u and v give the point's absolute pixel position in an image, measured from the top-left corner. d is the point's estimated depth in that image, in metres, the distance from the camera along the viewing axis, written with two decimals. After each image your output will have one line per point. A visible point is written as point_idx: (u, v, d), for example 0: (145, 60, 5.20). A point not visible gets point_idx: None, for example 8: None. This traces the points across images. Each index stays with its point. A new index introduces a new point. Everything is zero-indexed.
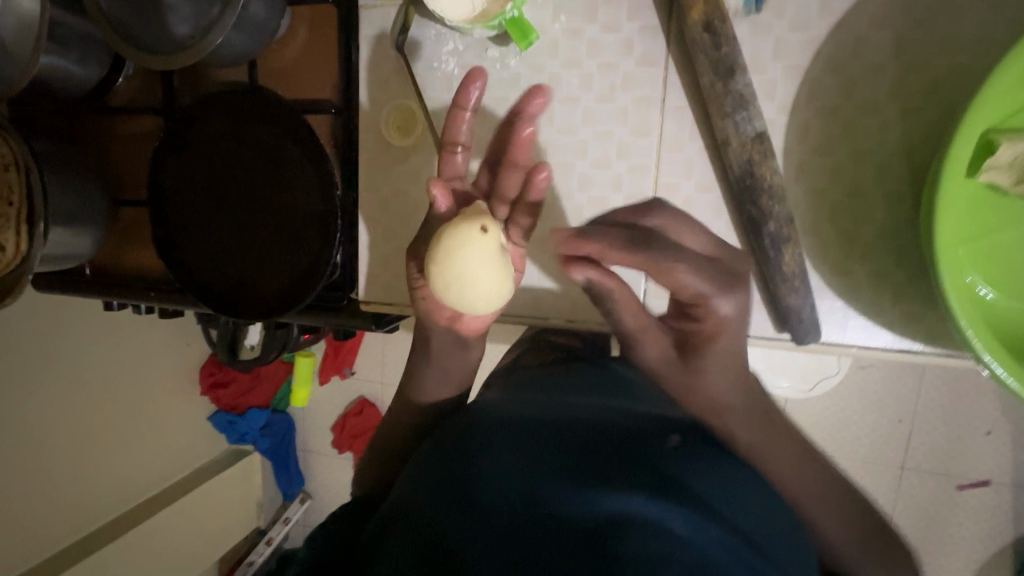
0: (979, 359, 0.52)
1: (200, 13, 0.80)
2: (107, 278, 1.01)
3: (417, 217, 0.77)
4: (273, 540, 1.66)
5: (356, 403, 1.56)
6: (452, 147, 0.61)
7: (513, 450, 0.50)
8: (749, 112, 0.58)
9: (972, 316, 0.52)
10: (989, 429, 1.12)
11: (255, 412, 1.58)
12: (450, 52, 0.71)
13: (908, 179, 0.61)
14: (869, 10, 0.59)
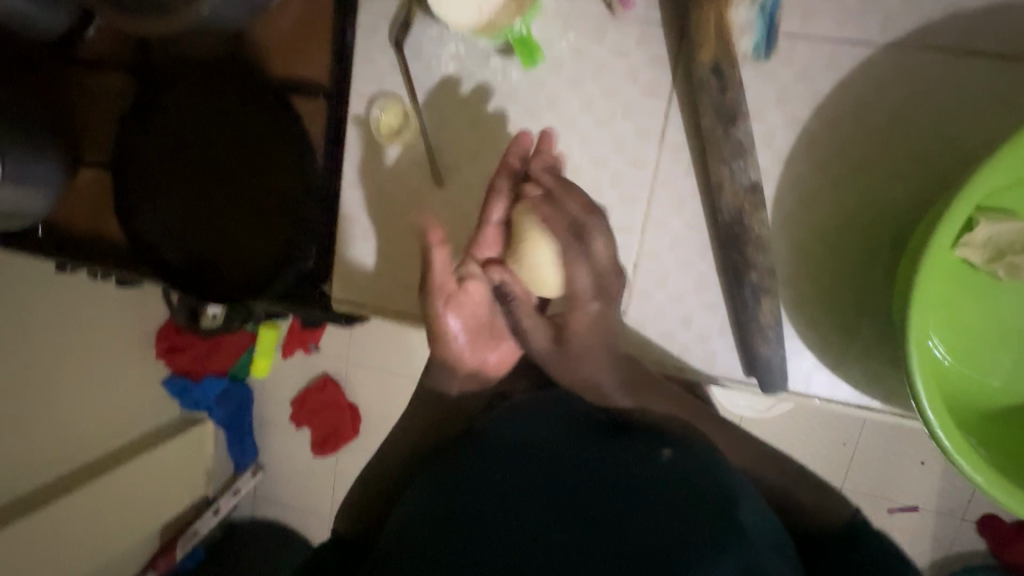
0: (931, 434, 0.53)
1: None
2: (62, 242, 0.94)
3: (399, 220, 0.74)
4: (222, 508, 1.62)
5: (318, 378, 1.52)
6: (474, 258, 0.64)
7: (528, 512, 0.53)
8: (746, 162, 0.58)
9: (934, 392, 0.54)
10: (924, 458, 1.17)
11: (212, 382, 1.52)
12: (450, 56, 0.68)
13: (892, 243, 0.61)
14: (872, 73, 0.59)
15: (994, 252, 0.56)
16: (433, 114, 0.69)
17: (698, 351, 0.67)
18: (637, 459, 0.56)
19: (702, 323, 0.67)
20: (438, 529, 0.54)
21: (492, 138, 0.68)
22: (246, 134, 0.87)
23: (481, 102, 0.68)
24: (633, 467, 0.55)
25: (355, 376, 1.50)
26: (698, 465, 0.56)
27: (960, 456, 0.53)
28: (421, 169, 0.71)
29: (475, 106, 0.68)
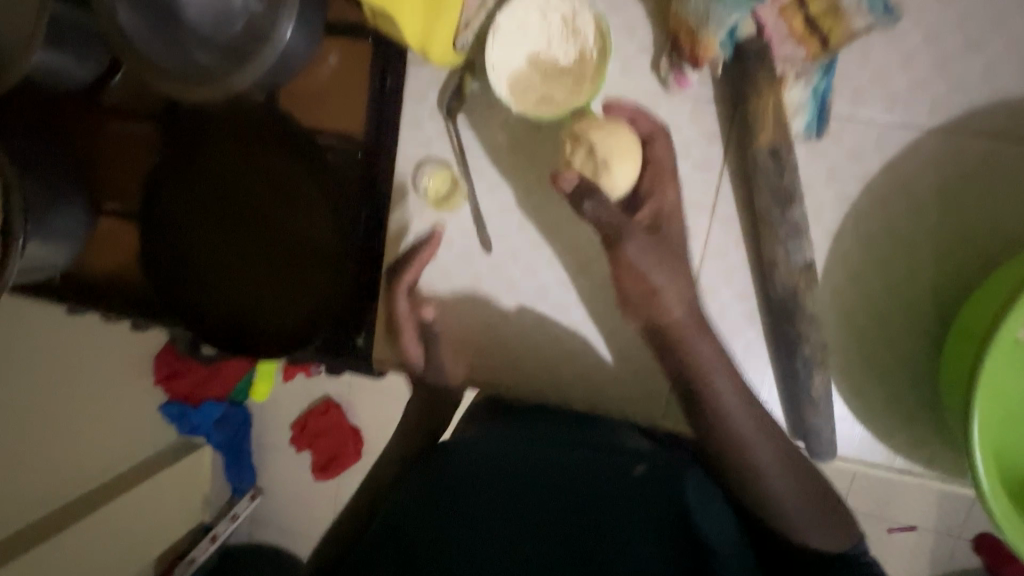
0: (980, 500, 0.53)
1: (227, 42, 0.72)
2: (87, 291, 0.92)
3: (445, 281, 0.73)
4: (219, 537, 1.30)
5: (320, 401, 1.23)
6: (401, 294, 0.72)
7: (490, 513, 0.53)
8: (801, 242, 0.59)
9: (988, 457, 0.53)
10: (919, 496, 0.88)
11: (210, 406, 1.21)
12: (501, 125, 0.68)
13: (936, 316, 0.63)
14: (919, 154, 0.61)
15: None
16: (482, 182, 0.69)
17: None
18: (610, 469, 0.55)
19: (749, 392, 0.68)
20: (408, 512, 0.55)
21: (542, 205, 0.68)
22: (278, 186, 0.85)
23: (531, 171, 0.68)
24: (608, 484, 0.53)
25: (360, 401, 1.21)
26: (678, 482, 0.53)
27: (1009, 528, 0.52)
28: (470, 232, 0.71)
29: (525, 174, 0.68)
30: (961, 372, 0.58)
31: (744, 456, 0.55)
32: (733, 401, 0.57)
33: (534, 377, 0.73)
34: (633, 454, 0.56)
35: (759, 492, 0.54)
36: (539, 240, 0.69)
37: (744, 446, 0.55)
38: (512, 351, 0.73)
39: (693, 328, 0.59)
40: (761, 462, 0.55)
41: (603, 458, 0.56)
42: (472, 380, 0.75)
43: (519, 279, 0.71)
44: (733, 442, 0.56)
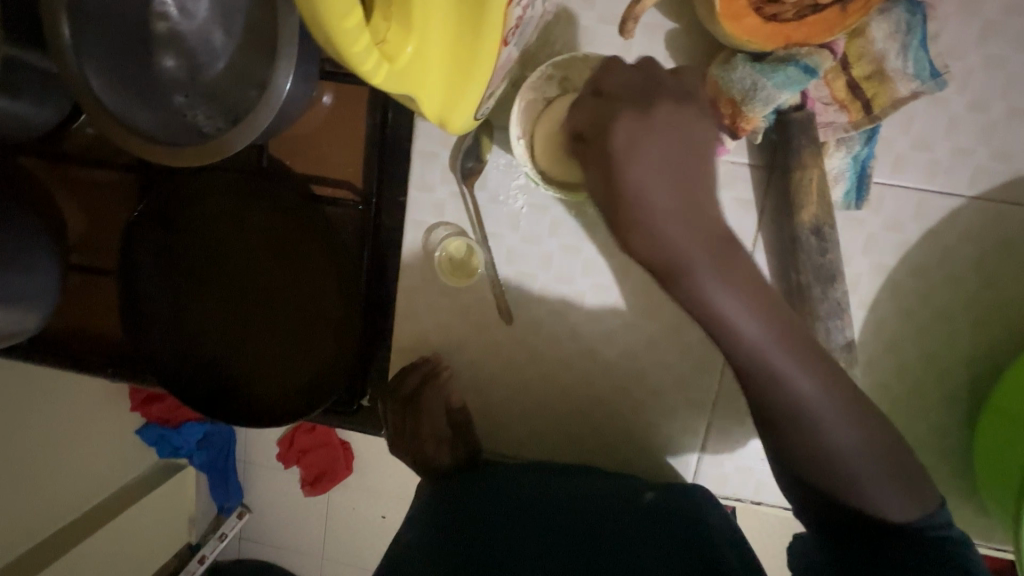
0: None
1: (225, 98, 0.65)
2: (60, 350, 0.83)
3: (459, 352, 0.68)
4: (208, 558, 1.35)
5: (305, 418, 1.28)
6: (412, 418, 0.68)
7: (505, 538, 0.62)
8: (842, 321, 0.57)
9: None
10: None
11: (190, 427, 1.24)
12: (520, 188, 0.63)
13: (969, 385, 0.62)
14: (959, 223, 0.59)
15: None
16: (499, 249, 0.64)
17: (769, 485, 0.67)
18: (616, 491, 0.63)
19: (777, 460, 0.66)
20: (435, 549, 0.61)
21: (565, 273, 0.64)
22: (272, 240, 0.78)
23: (552, 237, 0.63)
24: (617, 504, 0.62)
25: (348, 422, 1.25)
26: (680, 499, 0.61)
27: None
28: (486, 301, 0.66)
29: (546, 240, 0.64)
30: (1005, 453, 0.56)
31: (818, 445, 0.46)
32: (813, 388, 0.46)
33: (555, 448, 0.70)
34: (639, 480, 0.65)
35: (820, 465, 0.47)
36: (562, 310, 0.65)
37: (804, 416, 0.46)
38: (533, 423, 0.69)
39: (773, 345, 0.45)
40: (837, 447, 0.46)
41: (610, 486, 0.63)
42: (492, 451, 0.71)
43: (540, 349, 0.67)
44: (799, 416, 0.46)
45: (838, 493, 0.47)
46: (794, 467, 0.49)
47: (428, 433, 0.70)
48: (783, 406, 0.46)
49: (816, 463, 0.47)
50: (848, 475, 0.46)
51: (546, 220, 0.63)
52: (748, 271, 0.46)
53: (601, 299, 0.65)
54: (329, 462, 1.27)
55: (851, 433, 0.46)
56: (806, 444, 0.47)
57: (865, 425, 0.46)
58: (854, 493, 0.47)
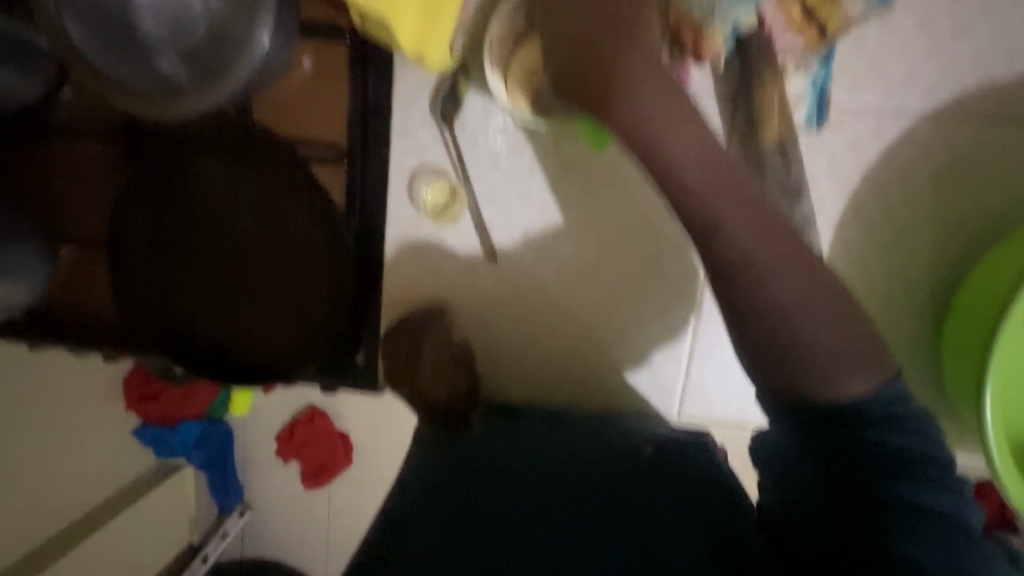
0: (978, 430, 0.55)
1: (193, 49, 0.67)
2: (56, 325, 0.85)
3: (449, 295, 0.70)
4: (212, 557, 1.31)
5: None
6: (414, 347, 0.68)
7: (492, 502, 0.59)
8: (810, 236, 0.60)
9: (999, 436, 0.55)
10: None
11: (188, 426, 1.09)
12: (498, 129, 0.65)
13: (934, 297, 0.65)
14: (915, 141, 0.62)
15: None
16: (482, 189, 0.67)
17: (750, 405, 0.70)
18: (619, 450, 0.63)
19: None
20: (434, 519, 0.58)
21: (546, 210, 0.67)
22: (260, 208, 0.80)
23: (533, 175, 0.66)
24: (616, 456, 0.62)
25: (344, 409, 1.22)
26: (677, 463, 0.60)
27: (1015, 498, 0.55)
28: (473, 243, 0.68)
29: (527, 179, 0.66)
30: (966, 338, 0.60)
31: (764, 296, 0.41)
32: (791, 287, 0.41)
33: (545, 384, 0.72)
34: (640, 437, 0.65)
35: (794, 364, 0.41)
36: (546, 248, 0.68)
37: (789, 314, 0.40)
38: (522, 361, 0.72)
39: (755, 241, 0.41)
40: (782, 298, 0.41)
41: (612, 445, 0.64)
42: (484, 391, 0.73)
43: (527, 288, 0.69)
44: (780, 315, 0.41)
45: (811, 392, 0.41)
46: (766, 370, 0.42)
47: (426, 372, 0.69)
48: (763, 319, 0.41)
49: (795, 361, 0.41)
50: (830, 364, 0.41)
51: (526, 159, 0.65)
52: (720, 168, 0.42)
53: (581, 232, 0.67)
54: (328, 456, 1.10)
55: (791, 279, 0.41)
56: (752, 303, 0.41)
57: (808, 276, 0.41)
58: (806, 372, 0.41)
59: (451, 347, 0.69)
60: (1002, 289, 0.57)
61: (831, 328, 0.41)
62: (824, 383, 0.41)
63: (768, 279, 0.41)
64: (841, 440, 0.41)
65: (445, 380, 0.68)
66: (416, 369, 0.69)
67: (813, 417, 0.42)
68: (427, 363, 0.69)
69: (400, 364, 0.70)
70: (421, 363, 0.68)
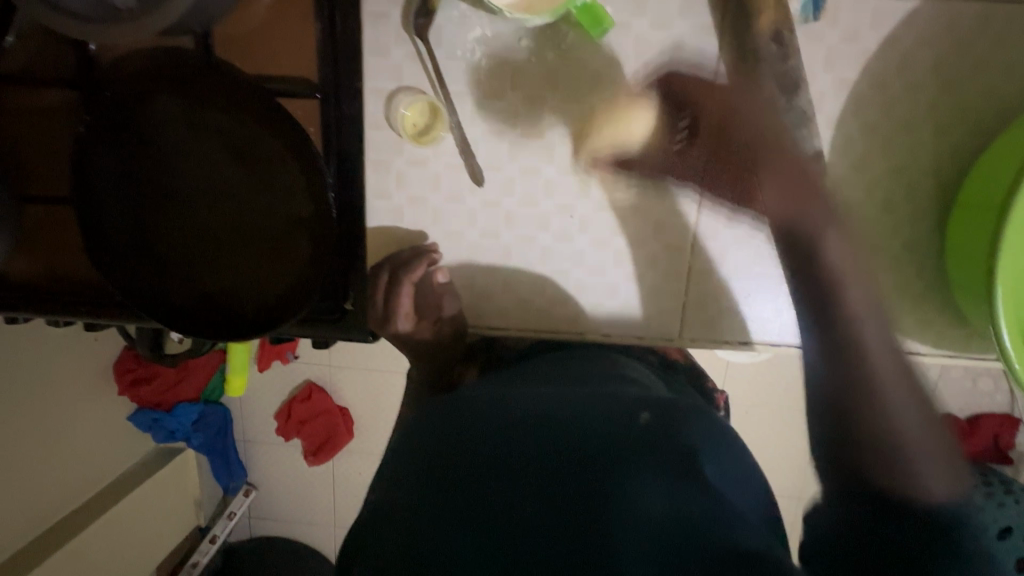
0: (992, 325, 0.53)
1: None
2: (7, 293, 0.78)
3: (437, 225, 0.67)
4: (219, 538, 1.30)
5: (303, 387, 1.22)
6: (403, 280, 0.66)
7: (464, 490, 0.50)
8: (810, 131, 0.57)
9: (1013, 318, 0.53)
10: None
11: (184, 408, 1.20)
12: (477, 40, 0.61)
13: (936, 194, 0.63)
14: (916, 27, 0.59)
15: None
16: (463, 107, 0.63)
17: (753, 321, 0.68)
18: (619, 406, 0.54)
19: (758, 295, 0.67)
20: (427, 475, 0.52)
21: (533, 126, 0.63)
22: (232, 146, 0.74)
23: (517, 89, 0.62)
24: (611, 413, 0.53)
25: (341, 377, 1.20)
26: (676, 421, 0.53)
27: None
28: (457, 166, 0.65)
29: (511, 93, 0.63)
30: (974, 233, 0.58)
31: (855, 336, 0.47)
32: (877, 342, 0.48)
33: (543, 314, 0.70)
34: (641, 399, 0.55)
35: (878, 422, 0.45)
36: (535, 167, 0.65)
37: (876, 375, 0.46)
38: (516, 291, 0.69)
39: (856, 295, 0.49)
40: (866, 346, 0.47)
41: (608, 398, 0.55)
42: (478, 325, 0.71)
43: (517, 213, 0.66)
44: (869, 386, 0.46)
45: (891, 472, 0.44)
46: (856, 420, 0.45)
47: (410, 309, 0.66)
48: (854, 365, 0.46)
49: (874, 427, 0.44)
50: (912, 442, 0.44)
51: (509, 70, 0.62)
52: (803, 186, 0.53)
53: (570, 149, 0.64)
54: (330, 429, 1.21)
55: (875, 330, 0.48)
56: (845, 336, 0.48)
57: (888, 333, 0.49)
58: (882, 424, 0.44)
59: (431, 285, 0.68)
60: (1008, 176, 0.54)
61: (908, 400, 0.46)
62: (900, 455, 0.44)
63: (857, 306, 0.48)
64: (890, 505, 0.44)
65: (429, 318, 0.68)
66: (391, 309, 0.65)
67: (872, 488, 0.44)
68: (408, 302, 0.66)
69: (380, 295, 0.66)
70: (398, 303, 0.65)
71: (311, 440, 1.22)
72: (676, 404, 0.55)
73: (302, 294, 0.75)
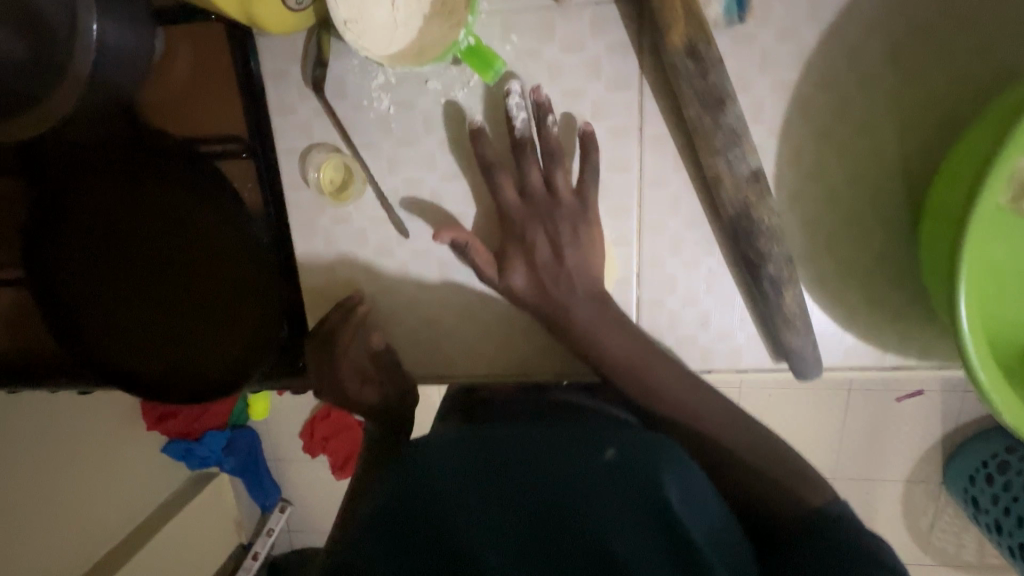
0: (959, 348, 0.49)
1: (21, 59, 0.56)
2: None
3: (371, 280, 0.65)
4: (260, 554, 1.33)
5: (320, 406, 1.22)
6: (335, 344, 0.62)
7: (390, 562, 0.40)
8: (743, 149, 0.51)
9: (977, 334, 0.49)
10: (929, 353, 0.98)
11: (213, 436, 1.21)
12: (381, 87, 0.58)
13: (905, 196, 0.56)
14: (859, 15, 0.52)
15: (1021, 188, 0.52)
16: (379, 158, 0.60)
17: (720, 348, 0.63)
18: (574, 448, 0.44)
19: (721, 320, 0.62)
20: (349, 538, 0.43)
21: (454, 169, 0.60)
22: (175, 210, 0.70)
23: (429, 132, 0.59)
24: (567, 452, 0.43)
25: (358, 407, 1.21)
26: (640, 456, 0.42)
27: (995, 399, 0.50)
28: (383, 219, 0.62)
29: (425, 137, 0.59)
30: (938, 245, 0.52)
31: (668, 400, 0.56)
32: (690, 397, 0.56)
33: (492, 358, 0.67)
34: (601, 436, 0.45)
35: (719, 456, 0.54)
36: (461, 212, 0.61)
37: (698, 425, 0.55)
38: (461, 337, 0.67)
39: (671, 378, 0.56)
40: (684, 402, 0.55)
41: (565, 434, 0.46)
42: (427, 376, 0.68)
43: (451, 258, 0.63)
44: (691, 426, 0.55)
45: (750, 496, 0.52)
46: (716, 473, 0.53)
47: (349, 377, 0.62)
48: (682, 414, 0.55)
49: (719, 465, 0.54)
50: (756, 470, 0.52)
51: (419, 114, 0.58)
52: None
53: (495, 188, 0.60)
54: (351, 444, 1.21)
55: (670, 376, 0.56)
56: (666, 402, 0.56)
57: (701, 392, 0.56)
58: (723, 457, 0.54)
59: (367, 344, 0.63)
60: (966, 182, 0.49)
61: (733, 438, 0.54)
62: (757, 490, 0.52)
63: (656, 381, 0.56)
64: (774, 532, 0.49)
65: (373, 383, 0.63)
66: (331, 380, 0.62)
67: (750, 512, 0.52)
68: (349, 368, 0.62)
69: (315, 361, 0.62)
70: (337, 371, 0.62)
71: (337, 459, 1.22)
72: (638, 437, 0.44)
73: (256, 354, 0.71)
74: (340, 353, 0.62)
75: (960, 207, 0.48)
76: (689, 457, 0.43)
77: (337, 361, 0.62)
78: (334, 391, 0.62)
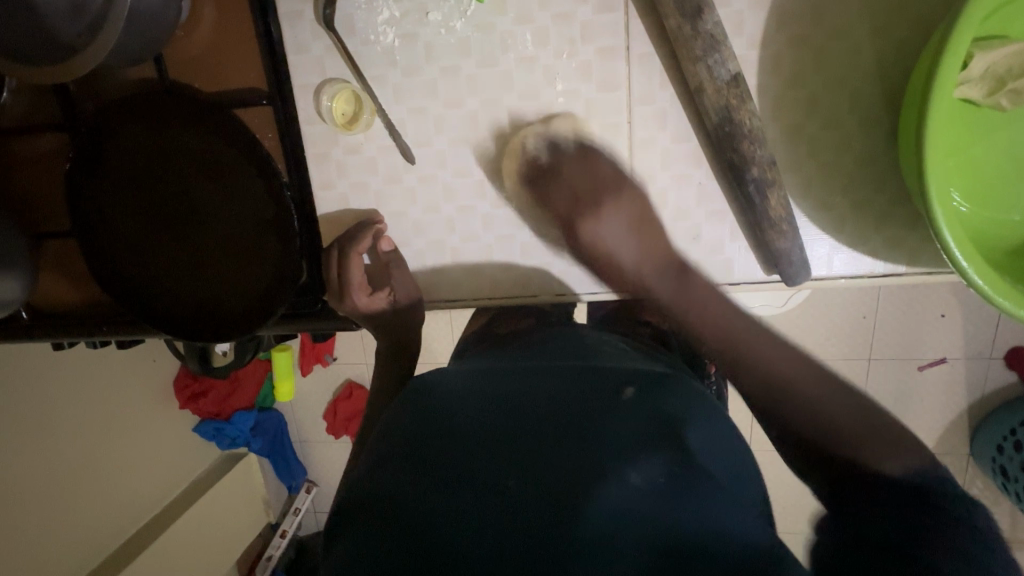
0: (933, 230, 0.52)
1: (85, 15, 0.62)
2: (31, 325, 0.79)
3: (383, 208, 0.71)
4: (288, 531, 1.42)
5: (344, 387, 1.30)
6: (354, 252, 0.69)
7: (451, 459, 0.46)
8: (722, 54, 0.55)
9: (953, 222, 0.51)
10: (943, 310, 1.03)
11: (241, 416, 1.30)
12: (386, 22, 0.63)
13: (884, 101, 0.59)
14: None
15: (995, 82, 0.53)
16: (386, 91, 0.66)
17: (712, 262, 0.66)
18: (595, 385, 0.51)
19: (712, 232, 0.65)
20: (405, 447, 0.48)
21: (455, 97, 0.65)
22: (199, 159, 0.73)
23: (432, 63, 0.64)
24: (589, 388, 0.50)
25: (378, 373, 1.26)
26: (657, 392, 0.50)
27: (985, 285, 0.52)
28: (391, 149, 0.68)
29: (427, 68, 0.64)
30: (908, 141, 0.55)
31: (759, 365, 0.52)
32: (783, 360, 0.51)
33: (496, 281, 0.71)
34: (616, 375, 0.52)
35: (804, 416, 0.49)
36: (463, 139, 0.66)
37: (792, 390, 0.50)
38: (466, 261, 0.71)
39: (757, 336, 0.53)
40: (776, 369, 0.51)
41: (588, 370, 0.53)
42: (435, 300, 0.74)
43: (455, 185, 0.68)
44: (776, 389, 0.50)
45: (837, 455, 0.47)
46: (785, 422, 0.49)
47: (360, 286, 0.70)
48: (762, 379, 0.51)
49: (802, 424, 0.49)
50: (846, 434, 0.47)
51: (421, 46, 0.63)
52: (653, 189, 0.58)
53: (494, 113, 0.65)
54: None
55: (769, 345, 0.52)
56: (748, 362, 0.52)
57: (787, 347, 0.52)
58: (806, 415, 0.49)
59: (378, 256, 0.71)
60: (924, 76, 0.52)
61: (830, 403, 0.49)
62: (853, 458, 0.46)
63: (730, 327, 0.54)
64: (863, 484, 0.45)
65: (383, 292, 0.71)
66: (344, 284, 0.70)
67: (833, 470, 0.46)
68: (359, 276, 0.70)
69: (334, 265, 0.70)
70: (350, 277, 0.70)
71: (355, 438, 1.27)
72: (657, 381, 0.51)
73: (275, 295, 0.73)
74: (356, 261, 0.70)
75: (921, 101, 0.52)
76: (695, 393, 0.51)
77: (353, 267, 0.70)
78: (345, 296, 0.70)
